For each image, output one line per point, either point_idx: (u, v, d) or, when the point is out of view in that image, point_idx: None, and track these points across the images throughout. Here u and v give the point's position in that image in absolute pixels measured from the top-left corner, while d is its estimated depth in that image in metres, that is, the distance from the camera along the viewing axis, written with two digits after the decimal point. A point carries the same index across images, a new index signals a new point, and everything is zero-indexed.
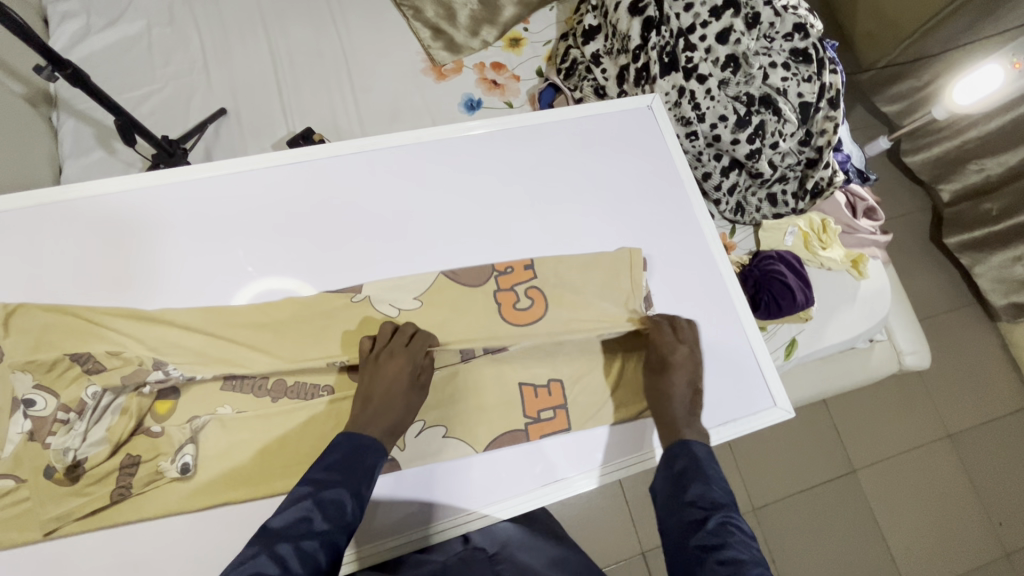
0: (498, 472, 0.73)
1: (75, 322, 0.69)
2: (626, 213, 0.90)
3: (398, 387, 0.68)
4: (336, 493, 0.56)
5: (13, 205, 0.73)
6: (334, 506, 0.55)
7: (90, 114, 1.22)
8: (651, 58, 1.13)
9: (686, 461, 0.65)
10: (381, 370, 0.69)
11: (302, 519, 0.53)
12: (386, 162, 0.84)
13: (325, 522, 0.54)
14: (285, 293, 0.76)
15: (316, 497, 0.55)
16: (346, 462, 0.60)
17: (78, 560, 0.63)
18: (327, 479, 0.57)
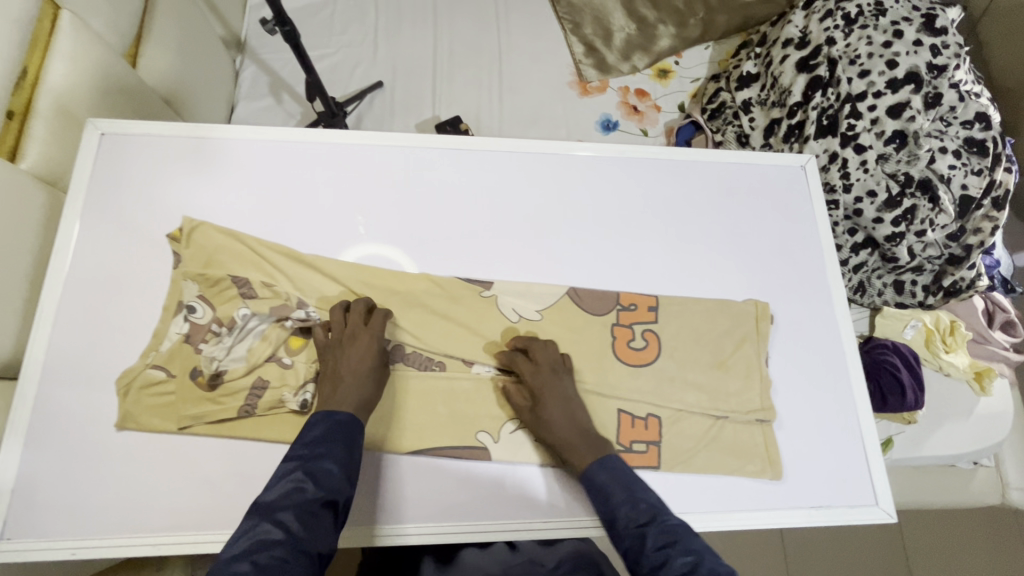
0: (528, 494, 0.72)
1: (242, 250, 0.77)
2: (757, 268, 0.87)
3: (362, 365, 0.69)
4: (328, 462, 0.57)
5: (217, 134, 0.83)
6: (325, 478, 0.56)
7: (269, 65, 1.35)
8: (809, 117, 1.10)
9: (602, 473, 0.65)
10: (347, 349, 0.70)
11: (295, 489, 0.54)
12: (536, 166, 0.87)
13: (324, 492, 0.55)
14: (376, 257, 0.80)
15: (304, 470, 0.56)
16: (329, 434, 0.60)
17: (199, 458, 0.69)
18: (316, 452, 0.58)
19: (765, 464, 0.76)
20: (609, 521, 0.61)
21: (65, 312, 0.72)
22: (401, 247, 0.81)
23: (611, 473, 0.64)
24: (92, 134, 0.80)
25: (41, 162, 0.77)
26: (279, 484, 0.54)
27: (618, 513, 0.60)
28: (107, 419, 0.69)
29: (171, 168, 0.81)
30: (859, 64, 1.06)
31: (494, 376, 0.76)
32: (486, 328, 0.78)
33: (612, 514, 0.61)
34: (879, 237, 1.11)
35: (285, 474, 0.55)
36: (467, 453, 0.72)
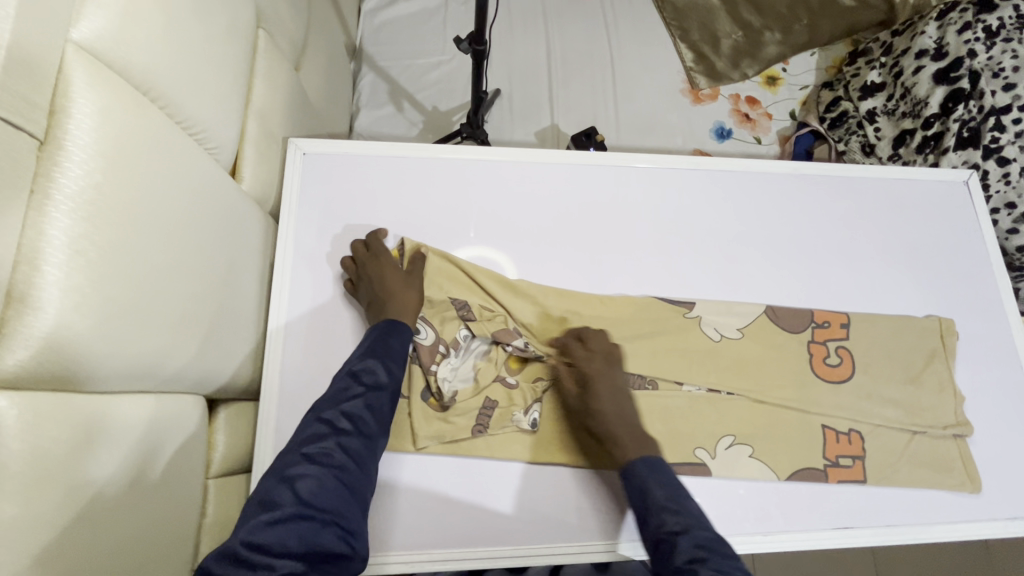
0: (523, 518, 0.71)
1: (457, 272, 0.79)
2: (935, 283, 0.89)
3: (408, 286, 0.75)
4: (375, 363, 0.67)
5: (413, 153, 0.85)
6: (370, 375, 0.65)
7: (387, 72, 1.34)
8: (949, 129, 1.11)
9: (643, 469, 0.66)
10: (386, 274, 0.74)
11: (345, 393, 0.64)
12: (713, 185, 0.90)
13: (368, 387, 0.65)
14: (475, 259, 0.82)
15: (352, 370, 0.66)
16: (379, 342, 0.69)
17: (439, 473, 0.72)
18: (371, 353, 0.68)
19: (964, 478, 0.78)
20: (638, 504, 0.64)
21: (295, 335, 0.75)
22: (498, 249, 0.83)
23: (649, 472, 0.65)
24: (295, 155, 0.81)
25: (253, 185, 0.75)
26: (342, 390, 0.65)
27: (650, 512, 0.62)
28: None
29: (372, 191, 0.83)
30: (1004, 77, 1.07)
31: (704, 395, 0.78)
32: (689, 347, 0.81)
33: (646, 510, 0.63)
34: (1010, 247, 1.11)
35: (354, 378, 0.65)
36: (687, 468, 0.74)
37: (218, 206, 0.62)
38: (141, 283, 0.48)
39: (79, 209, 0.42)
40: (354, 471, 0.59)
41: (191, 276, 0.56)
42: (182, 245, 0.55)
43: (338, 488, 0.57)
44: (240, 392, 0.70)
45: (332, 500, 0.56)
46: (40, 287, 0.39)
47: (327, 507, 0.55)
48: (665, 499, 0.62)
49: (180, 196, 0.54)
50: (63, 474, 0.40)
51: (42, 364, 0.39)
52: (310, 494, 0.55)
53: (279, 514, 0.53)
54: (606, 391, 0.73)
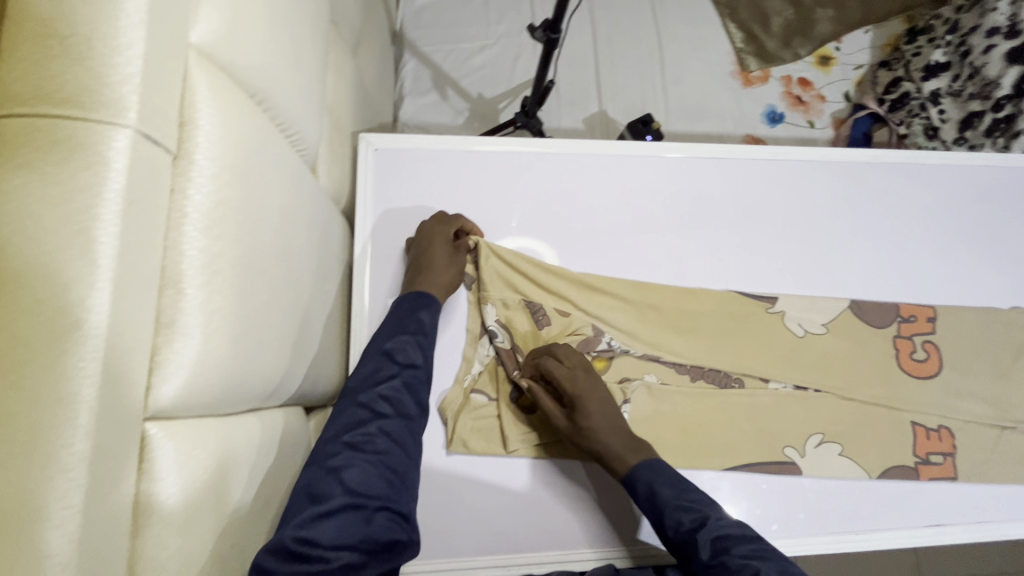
0: (576, 519, 0.70)
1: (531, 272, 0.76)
2: (1020, 275, 0.86)
3: (450, 268, 0.72)
4: (407, 342, 0.64)
5: (483, 147, 0.80)
6: (404, 354, 0.63)
7: (431, 58, 1.29)
8: (1022, 111, 1.06)
9: (645, 472, 0.64)
10: (437, 250, 0.71)
11: (378, 375, 0.61)
12: (795, 175, 0.85)
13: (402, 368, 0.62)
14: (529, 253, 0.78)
15: (384, 350, 0.64)
16: (406, 315, 0.67)
17: (527, 480, 0.70)
18: (407, 331, 0.65)
19: None
20: (653, 516, 0.62)
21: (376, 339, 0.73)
22: (548, 243, 0.79)
23: (654, 475, 0.64)
24: (367, 152, 0.78)
25: (329, 184, 0.73)
26: (377, 368, 0.62)
27: (664, 515, 0.61)
28: (437, 443, 0.70)
29: (438, 188, 0.79)
30: None
31: (791, 392, 0.77)
32: (774, 343, 0.79)
33: (659, 516, 0.61)
34: None
35: (388, 357, 0.63)
36: (778, 468, 0.73)
37: (307, 208, 0.61)
38: (260, 296, 0.47)
39: (212, 226, 0.40)
40: (398, 453, 0.57)
41: (291, 283, 0.55)
42: (283, 251, 0.53)
43: (383, 473, 0.55)
44: (326, 399, 0.69)
45: (379, 485, 0.54)
46: (184, 311, 0.38)
47: (375, 491, 0.54)
48: (673, 498, 0.61)
49: (283, 203, 0.53)
50: (211, 499, 0.39)
51: (193, 391, 0.38)
52: (358, 481, 0.53)
53: (327, 504, 0.51)
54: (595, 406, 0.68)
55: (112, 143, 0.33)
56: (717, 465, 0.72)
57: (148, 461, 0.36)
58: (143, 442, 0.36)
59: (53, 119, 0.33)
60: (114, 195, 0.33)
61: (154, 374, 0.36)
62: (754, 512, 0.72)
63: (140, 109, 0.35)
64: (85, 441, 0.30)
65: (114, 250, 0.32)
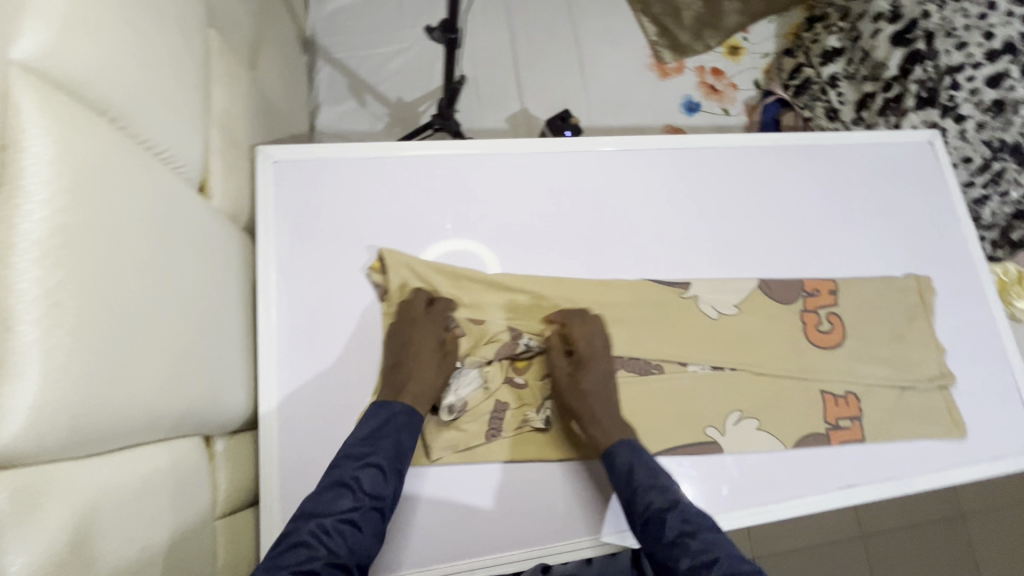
0: (510, 524, 0.69)
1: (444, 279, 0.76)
2: (910, 244, 0.92)
3: (440, 372, 0.70)
4: (405, 415, 0.66)
5: (389, 152, 0.79)
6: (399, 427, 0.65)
7: (346, 64, 1.26)
8: (909, 90, 1.15)
9: (627, 456, 0.66)
10: (415, 342, 0.70)
11: (369, 444, 0.63)
12: (700, 163, 0.88)
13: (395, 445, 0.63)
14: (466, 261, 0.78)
15: (381, 420, 0.65)
16: (399, 384, 0.68)
17: (456, 488, 0.69)
18: (397, 412, 0.66)
19: (950, 426, 0.83)
20: (627, 496, 0.64)
21: (287, 358, 0.71)
22: (488, 248, 0.79)
23: (635, 457, 0.66)
24: (266, 165, 0.76)
25: (225, 200, 0.70)
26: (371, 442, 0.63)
27: (637, 495, 0.63)
28: None
29: (349, 197, 0.78)
30: (956, 36, 1.08)
31: (709, 373, 0.79)
32: (690, 328, 0.81)
33: (633, 494, 0.63)
34: (968, 199, 1.15)
35: (385, 436, 0.64)
36: (700, 448, 0.75)
37: (189, 228, 0.58)
38: (124, 327, 0.44)
39: (51, 257, 0.37)
40: (365, 534, 0.58)
41: (172, 309, 0.52)
42: (157, 276, 0.50)
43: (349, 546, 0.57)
44: (235, 425, 0.66)
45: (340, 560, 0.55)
46: (16, 351, 0.35)
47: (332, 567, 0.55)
48: (651, 482, 0.63)
49: (152, 225, 0.50)
50: (66, 553, 0.37)
51: (30, 440, 0.35)
52: (319, 558, 0.54)
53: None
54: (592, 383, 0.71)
55: None
56: None
57: None
58: None
59: None
60: None
61: None
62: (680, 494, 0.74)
63: None
64: None
65: None
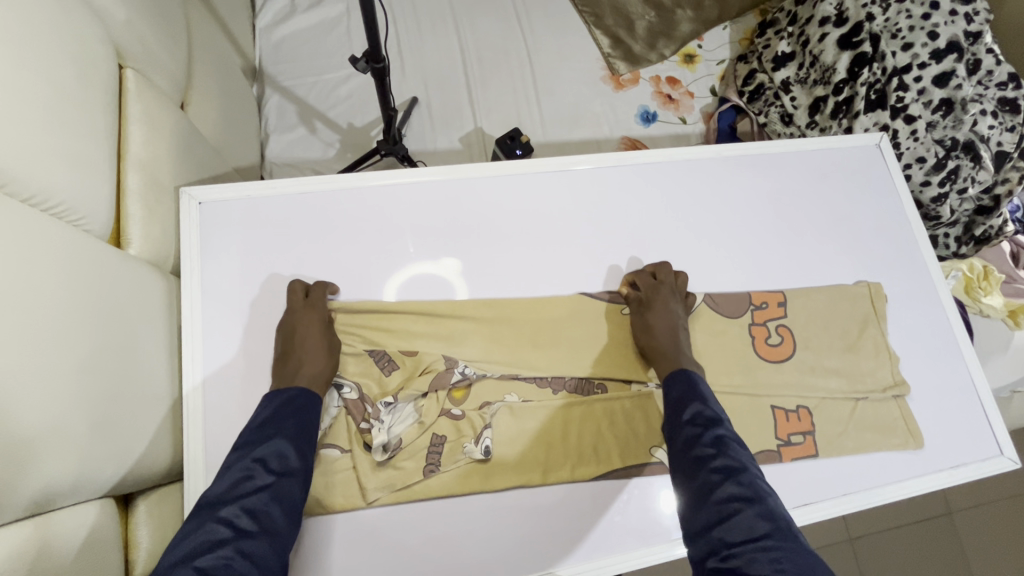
0: (454, 565, 0.66)
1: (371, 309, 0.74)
2: (860, 250, 0.91)
3: (318, 344, 0.69)
4: (282, 447, 0.60)
5: (319, 185, 0.78)
6: (278, 461, 0.59)
7: (295, 92, 1.25)
8: (857, 93, 1.13)
9: (681, 386, 0.69)
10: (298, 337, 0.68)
11: (242, 482, 0.57)
12: (641, 178, 0.87)
13: (274, 484, 0.58)
14: (436, 293, 0.77)
15: (253, 457, 0.59)
16: (274, 418, 0.63)
17: (394, 530, 0.67)
18: (272, 449, 0.60)
19: (907, 435, 0.81)
20: (672, 408, 0.68)
21: (215, 403, 0.69)
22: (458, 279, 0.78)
23: (689, 386, 0.69)
24: (190, 206, 0.74)
25: (145, 246, 0.68)
26: (240, 490, 0.56)
27: (684, 406, 0.67)
28: None
29: (277, 234, 0.76)
30: (901, 37, 1.10)
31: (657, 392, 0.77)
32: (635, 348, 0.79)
33: (685, 402, 0.67)
34: (923, 199, 1.14)
35: (258, 476, 0.58)
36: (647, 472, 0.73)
37: (93, 281, 0.56)
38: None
39: None
40: None
41: (66, 370, 0.50)
42: (43, 338, 0.48)
43: None
44: (159, 478, 0.64)
45: None
46: None
47: None
48: (705, 406, 0.66)
49: (35, 286, 0.48)
50: None
51: None
52: None
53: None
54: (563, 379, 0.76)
55: None
56: (588, 478, 0.71)
57: None
58: None
59: None
60: None
61: None
62: (630, 522, 0.71)
63: None
64: None
65: None
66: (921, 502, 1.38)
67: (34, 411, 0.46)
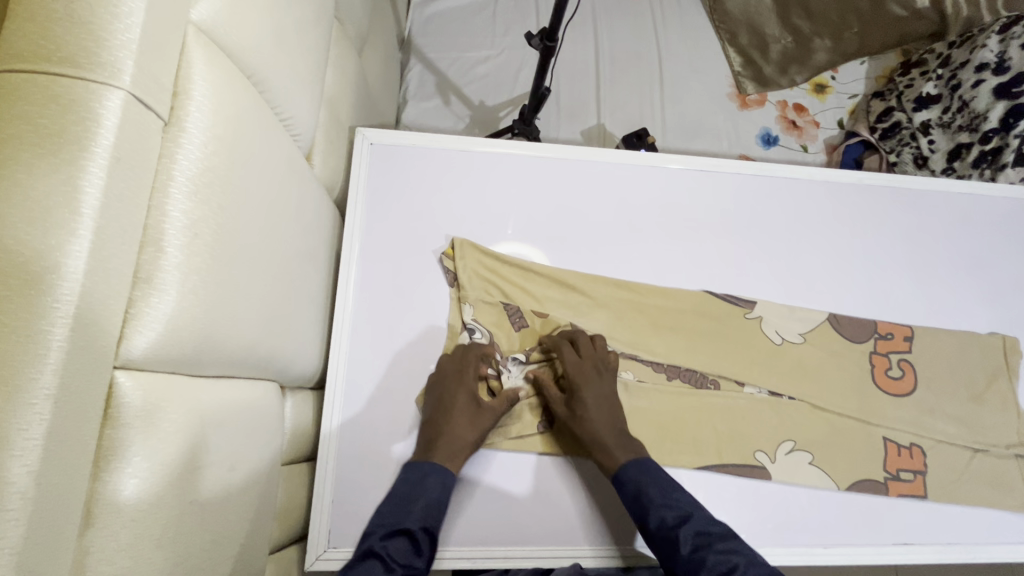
0: (557, 519, 0.71)
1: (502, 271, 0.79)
2: (997, 301, 0.87)
3: (472, 424, 0.69)
4: (446, 457, 0.68)
5: (476, 145, 0.83)
6: (441, 471, 0.67)
7: (436, 65, 1.33)
8: (1009, 144, 1.09)
9: (635, 472, 0.66)
10: (453, 400, 0.69)
11: (412, 477, 0.67)
12: (778, 190, 0.88)
13: (422, 504, 0.64)
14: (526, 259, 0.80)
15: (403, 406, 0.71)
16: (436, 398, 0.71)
17: (504, 475, 0.71)
18: (426, 485, 0.65)
19: None
20: (638, 515, 0.64)
21: (359, 325, 0.75)
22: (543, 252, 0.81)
23: (641, 473, 0.66)
24: (362, 145, 0.81)
25: (323, 173, 0.75)
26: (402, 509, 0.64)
27: (650, 512, 0.63)
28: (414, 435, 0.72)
29: (431, 184, 0.82)
30: None
31: (766, 397, 0.78)
32: (751, 353, 0.80)
33: (643, 512, 0.64)
34: None
35: (411, 501, 0.65)
36: (748, 473, 0.74)
37: (303, 199, 0.64)
38: (249, 271, 0.50)
39: (196, 190, 0.42)
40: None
41: (282, 264, 0.58)
42: (277, 233, 0.56)
43: None
44: (305, 381, 0.70)
45: None
46: (163, 269, 0.39)
47: None
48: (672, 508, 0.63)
49: (274, 179, 0.55)
50: (176, 456, 0.40)
51: (161, 348, 0.39)
52: None
53: None
54: (593, 397, 0.71)
55: (105, 103, 0.35)
56: (689, 464, 0.73)
57: (114, 408, 0.36)
58: (110, 389, 0.37)
59: (51, 76, 0.35)
60: (101, 150, 0.35)
61: (127, 326, 0.37)
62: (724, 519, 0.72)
63: (134, 73, 0.37)
64: (52, 375, 0.31)
65: (95, 201, 0.34)
66: None
67: (266, 289, 0.54)
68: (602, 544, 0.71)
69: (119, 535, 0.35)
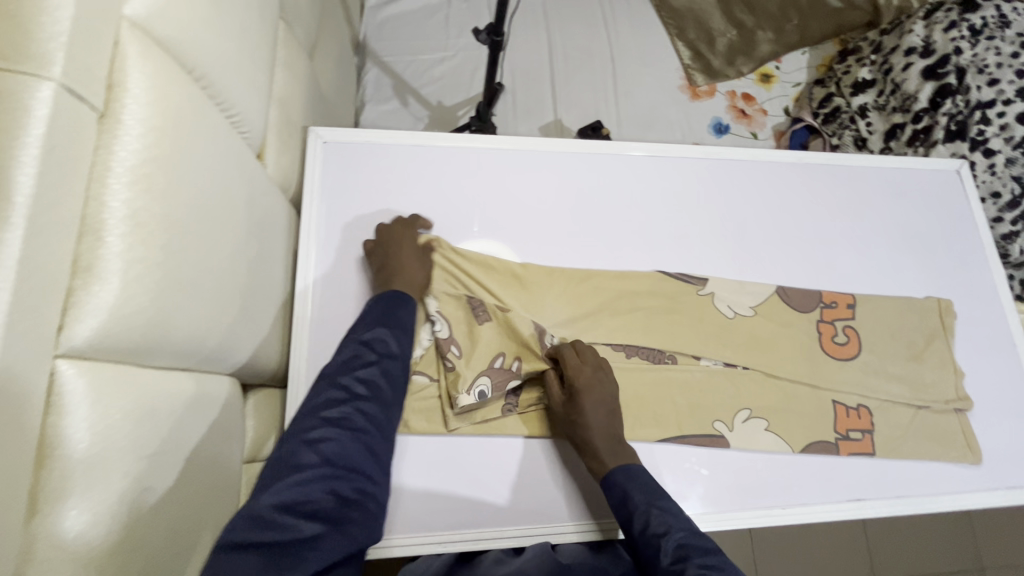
0: (532, 503, 0.73)
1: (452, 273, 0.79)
2: (931, 268, 0.93)
3: None
4: None
5: (429, 141, 0.85)
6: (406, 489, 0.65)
7: (393, 67, 1.34)
8: (937, 122, 1.16)
9: (622, 479, 0.68)
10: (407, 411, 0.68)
11: None
12: (724, 173, 0.91)
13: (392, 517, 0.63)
14: (487, 253, 0.82)
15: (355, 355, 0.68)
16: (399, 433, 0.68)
17: (474, 462, 0.73)
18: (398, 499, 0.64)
19: (965, 449, 0.82)
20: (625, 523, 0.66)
21: (321, 322, 0.75)
22: (503, 243, 0.83)
23: (630, 480, 0.68)
24: (316, 144, 0.81)
25: (277, 172, 0.75)
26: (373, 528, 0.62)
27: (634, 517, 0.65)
28: None
29: (389, 179, 0.83)
30: (988, 72, 1.11)
31: (721, 369, 0.81)
32: (705, 328, 0.83)
33: (629, 516, 0.65)
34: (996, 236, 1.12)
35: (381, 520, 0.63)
36: (709, 442, 0.77)
37: (256, 196, 0.64)
38: (199, 265, 0.50)
39: (137, 181, 0.42)
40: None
41: (235, 259, 0.58)
42: (230, 228, 0.57)
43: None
44: (267, 379, 0.70)
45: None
46: (105, 258, 0.39)
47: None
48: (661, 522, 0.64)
49: (223, 177, 0.55)
50: (126, 442, 0.40)
51: (104, 338, 0.39)
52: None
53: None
54: (593, 404, 0.71)
55: (35, 94, 0.36)
56: (650, 437, 0.76)
57: (59, 396, 0.36)
58: (53, 378, 0.37)
59: None
60: (34, 140, 0.35)
61: (69, 315, 0.38)
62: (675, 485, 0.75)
63: (65, 65, 0.37)
64: None
65: (29, 189, 0.34)
66: (982, 546, 1.30)
67: (216, 282, 0.53)
68: (566, 522, 0.73)
69: (68, 521, 0.36)
